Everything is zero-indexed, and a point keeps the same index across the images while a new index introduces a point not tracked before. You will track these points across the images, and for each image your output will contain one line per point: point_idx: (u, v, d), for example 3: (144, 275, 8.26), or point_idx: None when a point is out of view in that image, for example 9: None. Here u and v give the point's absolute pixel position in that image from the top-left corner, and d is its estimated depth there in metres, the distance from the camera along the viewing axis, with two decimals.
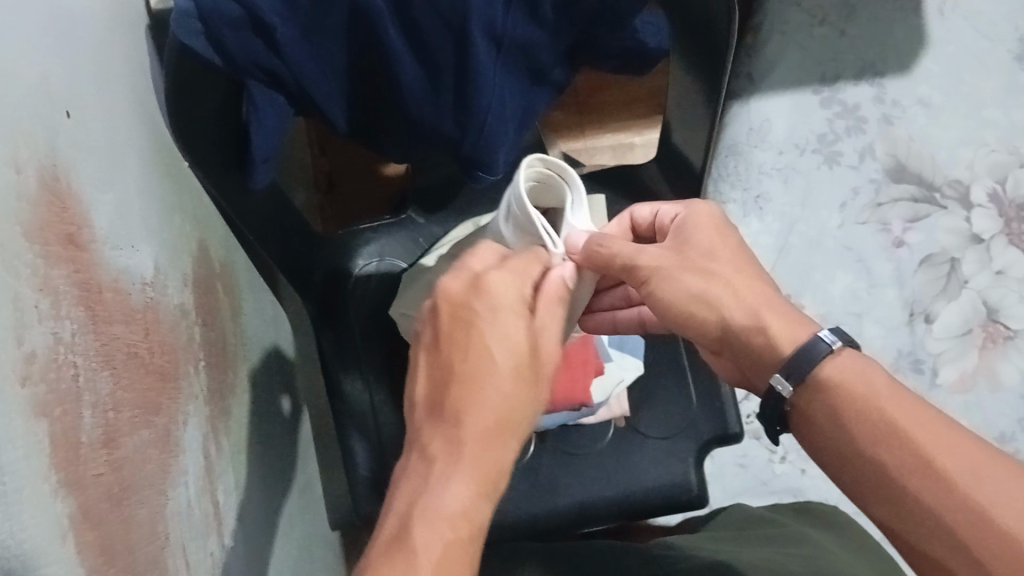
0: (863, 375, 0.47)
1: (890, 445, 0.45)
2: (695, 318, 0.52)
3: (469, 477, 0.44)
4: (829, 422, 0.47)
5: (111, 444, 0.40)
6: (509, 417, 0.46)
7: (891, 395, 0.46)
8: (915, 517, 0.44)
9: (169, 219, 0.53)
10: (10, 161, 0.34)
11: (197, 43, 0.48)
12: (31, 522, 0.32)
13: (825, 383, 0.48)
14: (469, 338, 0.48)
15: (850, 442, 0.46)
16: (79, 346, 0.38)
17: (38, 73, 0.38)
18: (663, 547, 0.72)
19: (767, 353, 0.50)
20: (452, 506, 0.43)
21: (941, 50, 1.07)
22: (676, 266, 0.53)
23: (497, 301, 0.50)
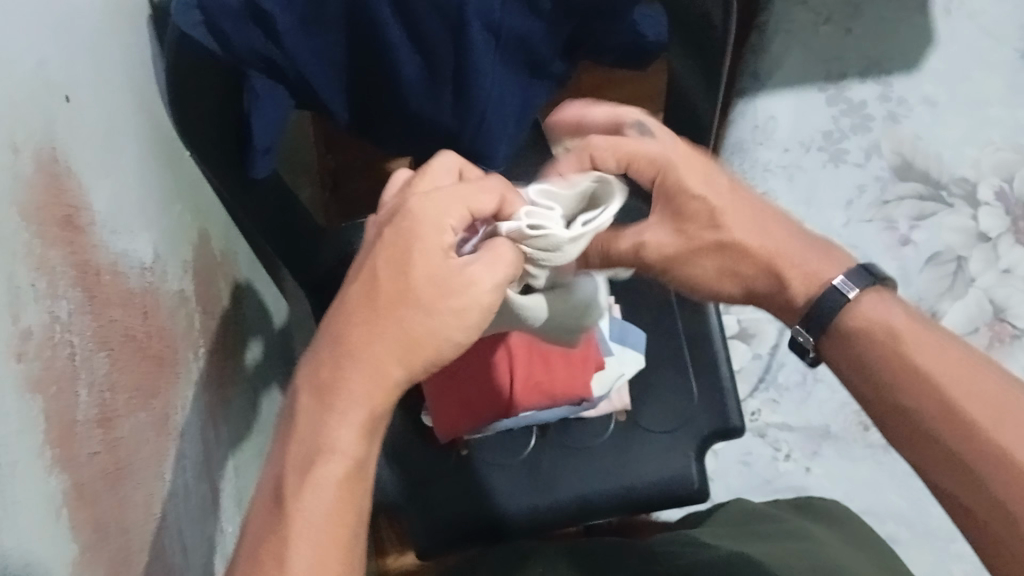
0: (884, 316, 0.49)
1: (909, 382, 0.46)
2: (720, 288, 0.54)
3: (347, 421, 0.39)
4: (853, 367, 0.50)
5: (106, 424, 0.40)
6: (407, 356, 0.40)
7: (911, 331, 0.48)
8: (935, 455, 0.45)
9: (169, 207, 0.53)
10: (7, 142, 0.35)
11: (196, 32, 0.49)
12: (24, 495, 0.33)
13: (845, 330, 0.50)
14: (373, 267, 0.42)
15: (873, 381, 0.48)
16: (75, 327, 0.38)
17: (37, 56, 0.39)
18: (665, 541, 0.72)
19: (789, 306, 0.52)
20: (333, 455, 0.39)
21: (947, 48, 1.07)
22: (689, 247, 0.52)
23: (413, 230, 0.42)
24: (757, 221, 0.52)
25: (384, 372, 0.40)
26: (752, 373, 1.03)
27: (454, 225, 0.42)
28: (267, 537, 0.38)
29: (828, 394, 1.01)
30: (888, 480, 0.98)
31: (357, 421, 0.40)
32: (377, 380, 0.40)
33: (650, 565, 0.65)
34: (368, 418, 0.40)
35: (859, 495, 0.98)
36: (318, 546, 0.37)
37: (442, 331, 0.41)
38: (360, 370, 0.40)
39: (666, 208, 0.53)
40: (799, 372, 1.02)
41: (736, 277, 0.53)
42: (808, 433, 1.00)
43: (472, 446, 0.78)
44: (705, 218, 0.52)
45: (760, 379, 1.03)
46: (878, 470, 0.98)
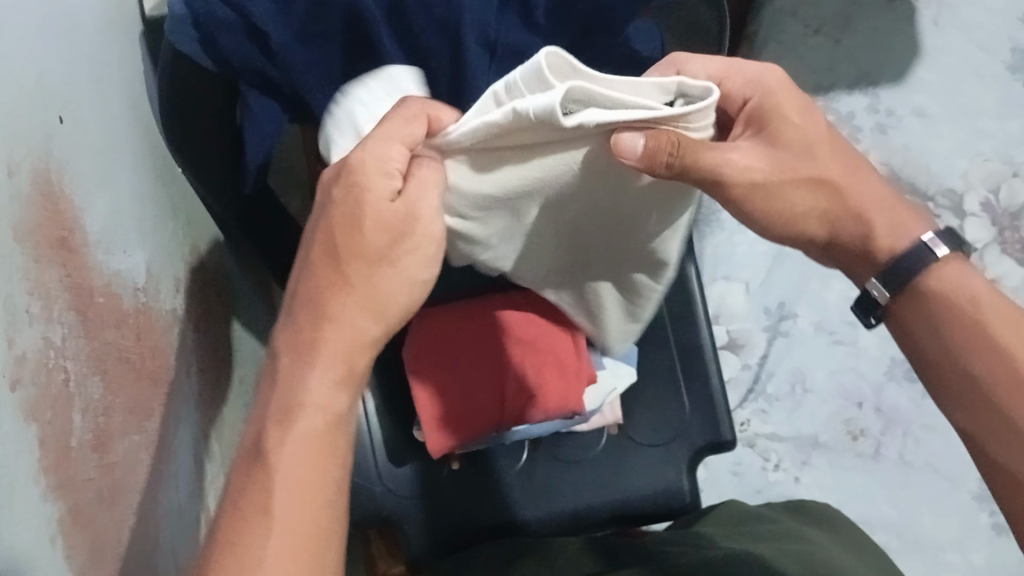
0: (964, 284, 0.51)
1: (984, 350, 0.49)
2: (803, 229, 0.52)
3: (326, 371, 0.44)
4: (930, 334, 0.52)
5: (102, 446, 0.40)
6: (368, 313, 0.46)
7: (991, 302, 0.51)
8: (984, 424, 0.49)
9: (162, 223, 0.53)
10: (4, 163, 0.34)
11: (190, 48, 0.51)
12: (19, 524, 0.32)
13: (924, 293, 0.52)
14: (335, 231, 0.46)
15: (942, 349, 0.51)
16: (70, 350, 0.38)
17: (32, 76, 0.38)
18: (666, 542, 0.72)
19: (866, 258, 0.53)
20: (312, 410, 0.43)
21: (936, 60, 1.07)
22: (785, 176, 0.50)
23: (365, 192, 0.45)
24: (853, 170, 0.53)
25: (349, 330, 0.45)
26: (741, 383, 1.03)
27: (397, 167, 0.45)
28: (250, 480, 0.41)
29: (817, 404, 1.02)
30: (877, 490, 0.99)
31: (330, 378, 0.44)
32: (348, 330, 0.45)
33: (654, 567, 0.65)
34: (342, 374, 0.45)
35: (849, 505, 0.99)
36: (295, 505, 0.41)
37: (399, 278, 0.47)
38: (333, 326, 0.45)
39: (764, 133, 0.50)
40: (788, 382, 1.02)
41: (822, 214, 0.52)
42: (798, 443, 1.01)
43: (464, 458, 0.78)
44: (803, 150, 0.51)
45: (750, 389, 1.03)
46: (868, 480, 0.99)
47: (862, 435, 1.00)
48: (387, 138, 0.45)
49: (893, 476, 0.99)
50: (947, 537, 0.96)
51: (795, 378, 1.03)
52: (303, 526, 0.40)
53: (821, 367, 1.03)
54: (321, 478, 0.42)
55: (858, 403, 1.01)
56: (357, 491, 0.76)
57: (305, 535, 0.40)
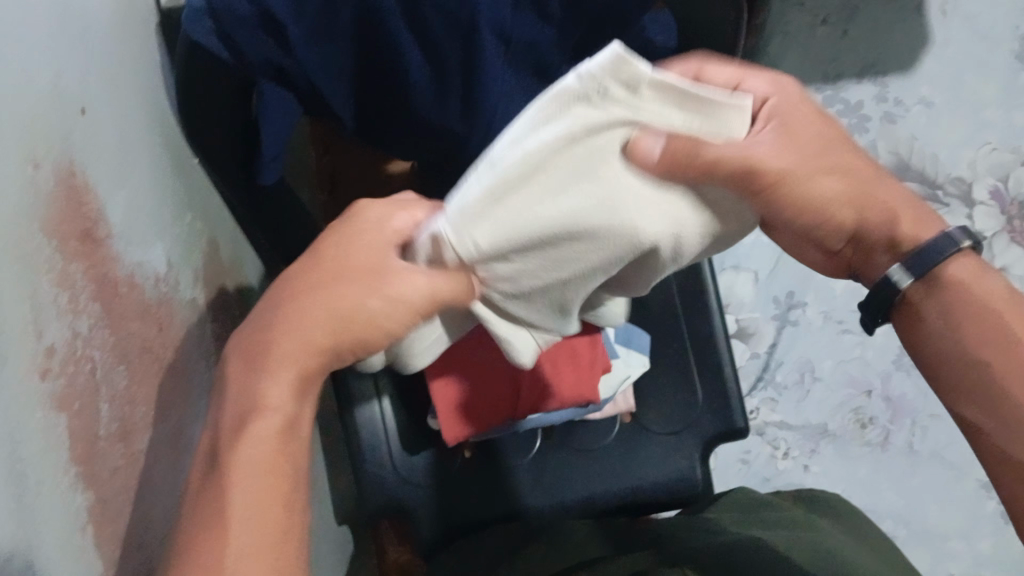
0: (983, 280, 0.46)
1: (994, 343, 0.45)
2: (829, 219, 0.47)
3: (280, 382, 0.43)
4: (941, 326, 0.46)
5: (125, 438, 0.40)
6: (332, 330, 0.45)
7: (1008, 299, 0.46)
8: (986, 408, 0.45)
9: (180, 215, 0.53)
10: (27, 157, 0.35)
11: (207, 41, 0.51)
12: (50, 514, 0.32)
13: (950, 281, 0.46)
14: (320, 261, 0.46)
15: (953, 339, 0.46)
16: (96, 341, 0.38)
17: (52, 69, 0.38)
18: (674, 527, 0.73)
19: (890, 245, 0.48)
20: (267, 415, 0.42)
21: (943, 48, 1.07)
22: (812, 163, 0.46)
23: (358, 235, 0.47)
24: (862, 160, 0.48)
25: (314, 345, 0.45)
26: (751, 372, 1.03)
27: (397, 225, 0.48)
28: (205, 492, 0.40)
29: (825, 393, 1.02)
30: (884, 479, 0.99)
31: (290, 386, 0.44)
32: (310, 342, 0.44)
33: (668, 549, 0.66)
34: (297, 383, 0.44)
35: (857, 494, 0.99)
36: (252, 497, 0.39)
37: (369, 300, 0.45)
38: (294, 335, 0.44)
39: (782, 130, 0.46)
40: (797, 371, 1.03)
41: (849, 202, 0.47)
42: (806, 432, 1.01)
43: (475, 448, 0.78)
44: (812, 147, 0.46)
45: (759, 378, 1.03)
46: (875, 469, 0.99)
47: (870, 424, 1.00)
48: (392, 207, 0.49)
49: (899, 464, 0.99)
50: (952, 524, 0.97)
51: (804, 368, 1.03)
52: (240, 512, 0.39)
53: (829, 356, 1.03)
54: (270, 490, 0.40)
55: (866, 392, 1.01)
56: (370, 481, 0.77)
57: (263, 533, 0.39)
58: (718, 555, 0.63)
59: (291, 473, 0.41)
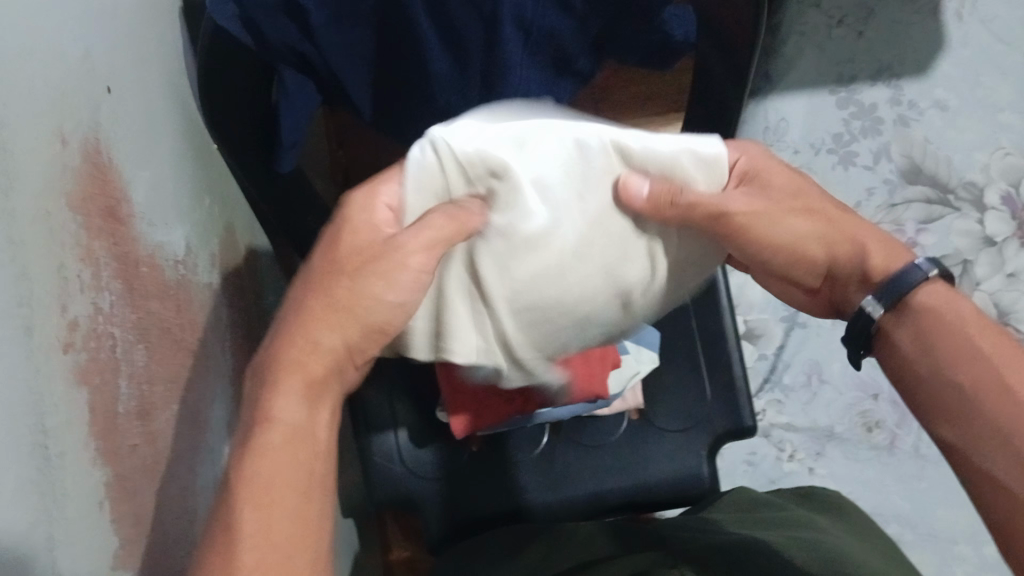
0: (953, 302, 0.47)
1: (970, 363, 0.44)
2: (804, 254, 0.49)
3: (290, 390, 0.40)
4: (915, 349, 0.47)
5: (144, 416, 0.40)
6: (348, 330, 0.43)
7: (978, 324, 0.46)
8: (965, 430, 0.44)
9: (199, 199, 0.53)
10: (54, 132, 0.35)
11: (231, 25, 0.49)
12: (72, 487, 0.33)
13: (920, 307, 0.47)
14: (327, 254, 0.44)
15: (923, 371, 0.46)
16: (117, 319, 0.38)
17: (79, 46, 0.38)
18: (676, 528, 0.73)
19: (863, 278, 0.49)
20: (279, 426, 0.39)
21: (958, 51, 1.07)
22: (780, 207, 0.48)
23: (354, 224, 0.44)
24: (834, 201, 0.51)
25: (327, 348, 0.42)
26: (760, 372, 1.03)
27: (385, 202, 0.46)
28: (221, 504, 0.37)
29: (832, 395, 1.01)
30: (890, 482, 0.99)
31: (301, 397, 0.41)
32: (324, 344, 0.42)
33: (669, 548, 0.65)
34: (308, 390, 0.41)
35: (862, 496, 0.99)
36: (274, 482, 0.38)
37: (372, 300, 0.43)
38: (307, 335, 0.42)
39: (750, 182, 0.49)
40: (804, 373, 1.02)
41: (821, 240, 0.49)
42: (813, 434, 1.01)
43: (483, 442, 0.78)
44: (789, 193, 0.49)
45: (767, 379, 1.03)
46: (882, 472, 0.99)
47: (877, 427, 1.00)
48: (374, 189, 0.46)
49: (906, 467, 0.99)
50: (957, 528, 0.97)
51: (812, 369, 1.03)
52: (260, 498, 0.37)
53: (837, 358, 1.02)
54: (290, 503, 0.37)
55: (874, 395, 1.01)
56: (379, 472, 0.77)
57: (276, 533, 0.37)
58: (720, 554, 0.63)
59: (315, 484, 0.39)
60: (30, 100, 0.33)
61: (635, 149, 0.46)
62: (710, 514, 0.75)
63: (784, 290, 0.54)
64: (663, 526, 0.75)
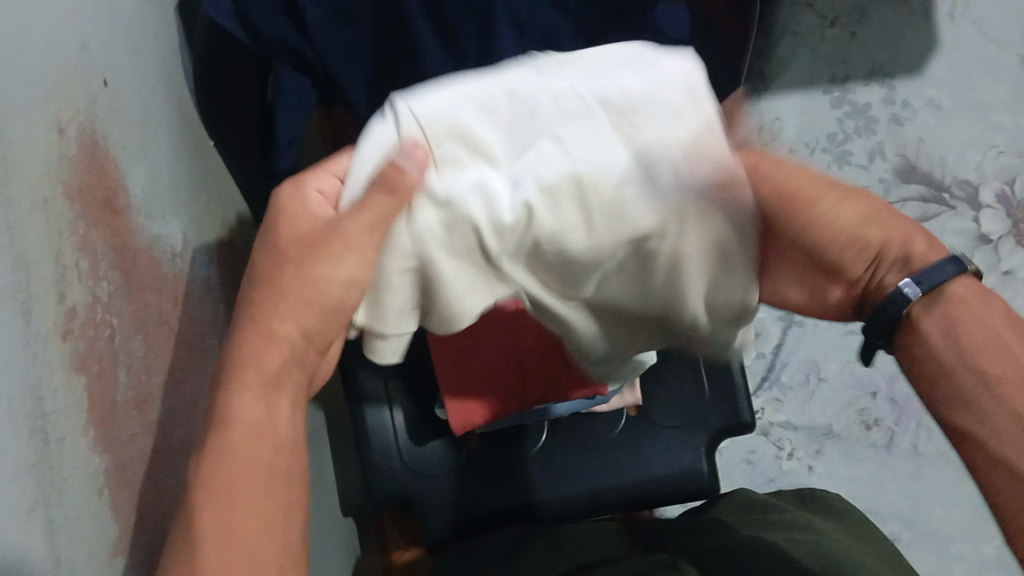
0: (981, 297, 0.44)
1: (993, 347, 0.42)
2: (842, 232, 0.47)
3: (247, 385, 0.41)
4: (941, 337, 0.43)
5: (142, 407, 0.40)
6: (301, 315, 0.42)
7: (1006, 315, 0.43)
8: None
9: (196, 194, 0.53)
10: (53, 121, 0.35)
11: (225, 21, 0.50)
12: (69, 472, 0.33)
13: (953, 297, 0.44)
14: (275, 247, 0.44)
15: (948, 356, 0.43)
16: (115, 309, 0.39)
17: (79, 38, 0.39)
18: (676, 534, 0.73)
19: (907, 265, 0.46)
20: (237, 421, 0.40)
21: (951, 52, 1.08)
22: (811, 188, 0.47)
23: (296, 214, 0.44)
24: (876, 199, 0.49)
25: (279, 341, 0.42)
26: (757, 371, 1.04)
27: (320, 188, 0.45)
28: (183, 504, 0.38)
29: (830, 394, 1.02)
30: (889, 481, 0.99)
31: (258, 394, 0.41)
32: (277, 336, 0.42)
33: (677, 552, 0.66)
34: (266, 382, 0.41)
35: (861, 496, 0.99)
36: (235, 486, 0.38)
37: (321, 278, 0.42)
38: (260, 331, 0.42)
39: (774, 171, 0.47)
40: (802, 371, 1.03)
41: (851, 229, 0.47)
42: (811, 433, 1.01)
43: (482, 440, 0.79)
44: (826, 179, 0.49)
45: (764, 378, 1.03)
46: (880, 470, 0.99)
47: (875, 425, 1.00)
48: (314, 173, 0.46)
49: (905, 466, 0.99)
50: (957, 528, 0.96)
51: (809, 368, 1.03)
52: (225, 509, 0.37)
53: (835, 357, 1.03)
54: (252, 493, 0.38)
55: (872, 393, 1.01)
56: (377, 469, 0.77)
57: (237, 531, 0.37)
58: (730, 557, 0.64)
59: (280, 470, 0.39)
60: (29, 88, 0.33)
61: (619, 93, 0.41)
62: (713, 518, 0.77)
63: (812, 300, 0.50)
64: (667, 530, 0.76)
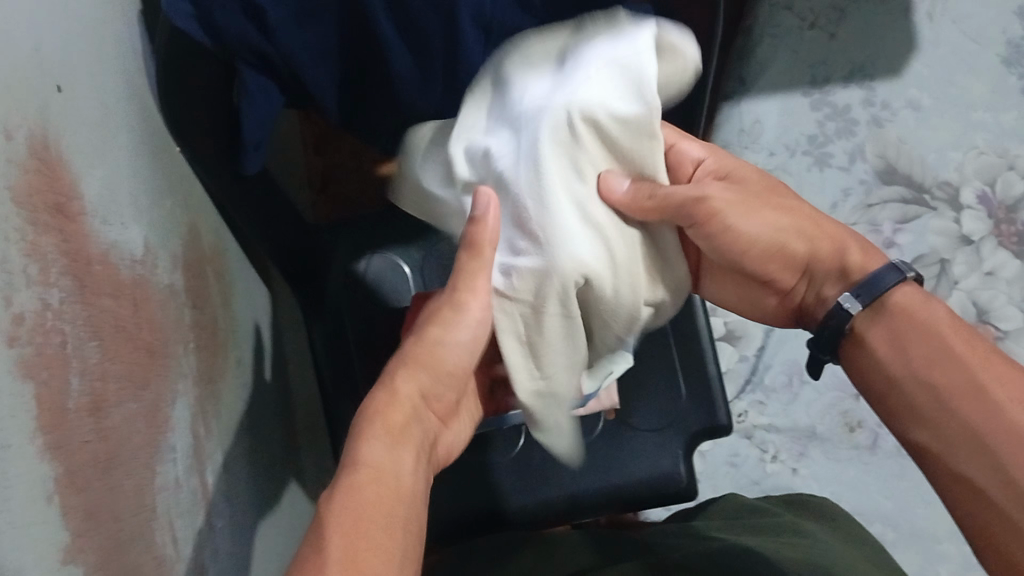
0: (927, 307, 0.50)
1: (944, 364, 0.47)
2: (782, 248, 0.54)
3: (374, 435, 0.47)
4: (894, 356, 0.49)
5: (96, 413, 0.40)
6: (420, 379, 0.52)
7: (951, 325, 0.49)
8: (937, 433, 0.47)
9: (160, 200, 0.53)
10: (1, 126, 0.35)
11: (186, 25, 0.49)
12: (18, 480, 0.33)
13: (892, 307, 0.50)
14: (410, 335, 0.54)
15: (903, 368, 0.49)
16: (67, 314, 0.38)
17: (29, 42, 0.39)
18: (663, 534, 0.75)
19: (843, 277, 0.53)
20: (362, 465, 0.45)
21: (930, 53, 1.09)
22: (752, 203, 0.53)
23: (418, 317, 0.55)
24: (818, 218, 0.55)
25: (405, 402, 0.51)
26: (739, 374, 1.04)
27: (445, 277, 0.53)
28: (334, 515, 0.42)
29: (814, 395, 1.02)
30: (874, 482, 0.98)
31: (381, 441, 0.47)
32: (393, 394, 0.50)
33: (658, 549, 0.68)
34: (391, 436, 0.48)
35: (847, 497, 0.99)
36: (348, 504, 0.43)
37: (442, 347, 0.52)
38: (383, 389, 0.51)
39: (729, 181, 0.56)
40: (785, 374, 1.03)
41: (796, 237, 0.54)
42: (795, 435, 1.01)
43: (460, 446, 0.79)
44: (766, 190, 0.56)
45: (747, 380, 1.03)
46: (865, 471, 0.99)
47: (858, 427, 1.00)
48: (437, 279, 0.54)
49: (888, 467, 0.99)
50: (944, 531, 0.96)
51: (792, 370, 1.03)
52: (353, 509, 0.42)
53: None
54: (382, 523, 0.42)
55: (856, 394, 1.01)
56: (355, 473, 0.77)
57: (366, 547, 0.40)
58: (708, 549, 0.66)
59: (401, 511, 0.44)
60: None
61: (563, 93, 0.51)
62: (700, 522, 0.79)
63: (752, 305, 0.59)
64: (648, 535, 0.76)
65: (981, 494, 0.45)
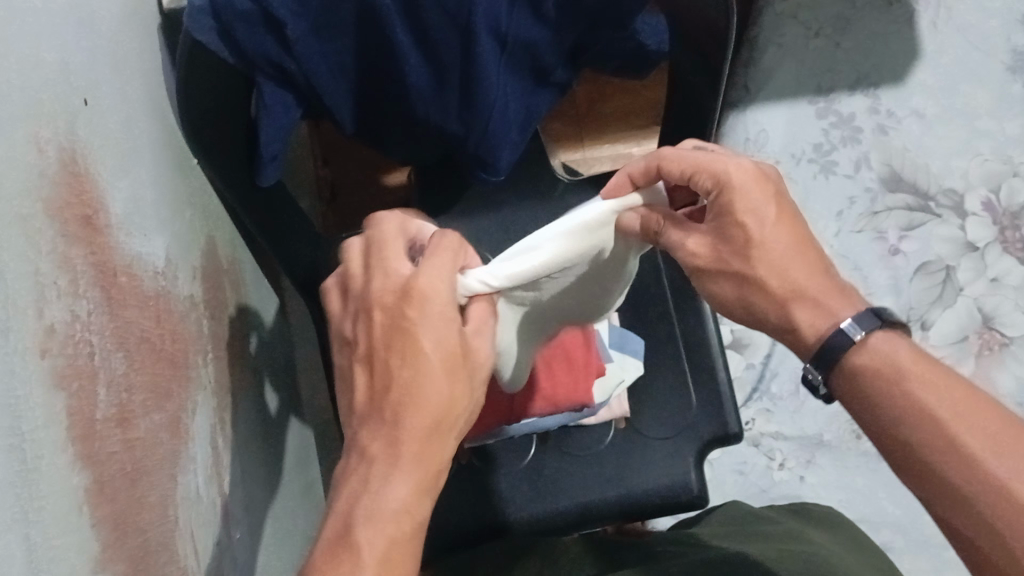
0: (894, 358, 0.46)
1: (914, 420, 0.44)
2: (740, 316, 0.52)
3: (408, 474, 0.44)
4: (868, 408, 0.47)
5: (124, 424, 0.40)
6: (453, 407, 0.46)
7: (922, 374, 0.45)
8: (919, 482, 0.44)
9: (180, 212, 0.54)
10: (32, 140, 0.35)
11: (208, 37, 0.49)
12: (50, 492, 0.33)
13: (856, 369, 0.47)
14: (407, 344, 0.46)
15: (880, 424, 0.46)
16: (95, 325, 0.39)
17: (57, 59, 0.39)
18: (662, 544, 0.74)
19: (798, 345, 0.50)
20: (396, 515, 0.42)
21: (934, 61, 1.09)
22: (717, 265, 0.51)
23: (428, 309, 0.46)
24: (766, 286, 0.49)
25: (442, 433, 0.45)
26: (746, 382, 1.04)
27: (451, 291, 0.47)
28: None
29: (820, 403, 1.02)
30: (881, 490, 0.98)
31: (414, 481, 0.44)
32: (425, 420, 0.45)
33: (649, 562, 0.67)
34: (424, 474, 0.44)
35: (854, 505, 0.98)
36: (388, 553, 0.41)
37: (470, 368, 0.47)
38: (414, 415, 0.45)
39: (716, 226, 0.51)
40: (792, 381, 1.03)
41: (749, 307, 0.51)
42: (802, 442, 1.01)
43: (472, 453, 0.79)
44: (742, 245, 0.49)
45: (754, 388, 1.04)
46: (872, 480, 0.99)
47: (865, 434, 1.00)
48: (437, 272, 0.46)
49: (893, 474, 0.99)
50: None
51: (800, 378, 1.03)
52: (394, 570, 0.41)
53: None
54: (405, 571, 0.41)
55: None
56: None
57: None
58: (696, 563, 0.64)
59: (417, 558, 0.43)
60: (7, 107, 0.34)
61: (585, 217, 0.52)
62: (701, 529, 0.79)
63: None
64: (656, 543, 0.75)
65: (967, 543, 0.42)
